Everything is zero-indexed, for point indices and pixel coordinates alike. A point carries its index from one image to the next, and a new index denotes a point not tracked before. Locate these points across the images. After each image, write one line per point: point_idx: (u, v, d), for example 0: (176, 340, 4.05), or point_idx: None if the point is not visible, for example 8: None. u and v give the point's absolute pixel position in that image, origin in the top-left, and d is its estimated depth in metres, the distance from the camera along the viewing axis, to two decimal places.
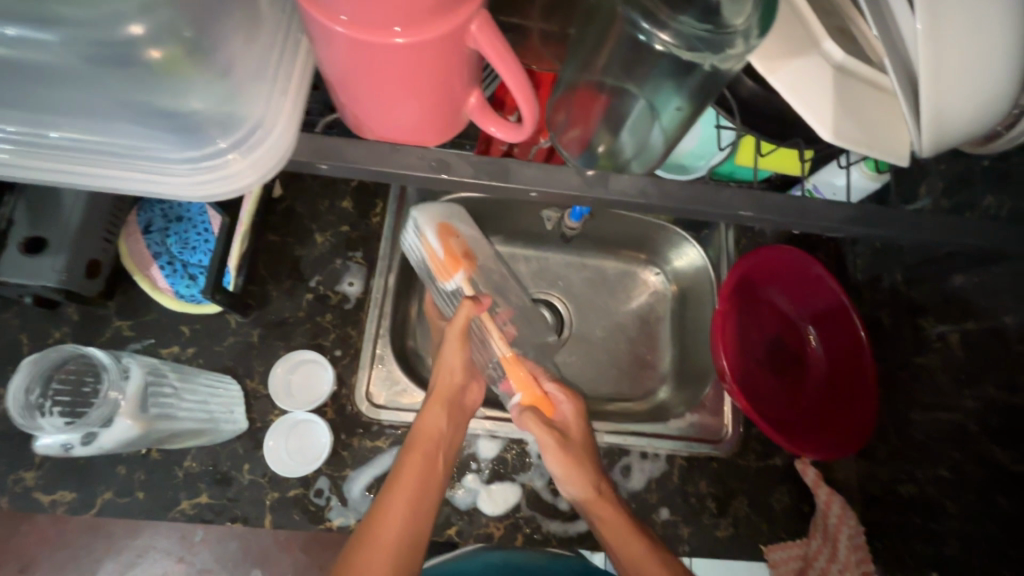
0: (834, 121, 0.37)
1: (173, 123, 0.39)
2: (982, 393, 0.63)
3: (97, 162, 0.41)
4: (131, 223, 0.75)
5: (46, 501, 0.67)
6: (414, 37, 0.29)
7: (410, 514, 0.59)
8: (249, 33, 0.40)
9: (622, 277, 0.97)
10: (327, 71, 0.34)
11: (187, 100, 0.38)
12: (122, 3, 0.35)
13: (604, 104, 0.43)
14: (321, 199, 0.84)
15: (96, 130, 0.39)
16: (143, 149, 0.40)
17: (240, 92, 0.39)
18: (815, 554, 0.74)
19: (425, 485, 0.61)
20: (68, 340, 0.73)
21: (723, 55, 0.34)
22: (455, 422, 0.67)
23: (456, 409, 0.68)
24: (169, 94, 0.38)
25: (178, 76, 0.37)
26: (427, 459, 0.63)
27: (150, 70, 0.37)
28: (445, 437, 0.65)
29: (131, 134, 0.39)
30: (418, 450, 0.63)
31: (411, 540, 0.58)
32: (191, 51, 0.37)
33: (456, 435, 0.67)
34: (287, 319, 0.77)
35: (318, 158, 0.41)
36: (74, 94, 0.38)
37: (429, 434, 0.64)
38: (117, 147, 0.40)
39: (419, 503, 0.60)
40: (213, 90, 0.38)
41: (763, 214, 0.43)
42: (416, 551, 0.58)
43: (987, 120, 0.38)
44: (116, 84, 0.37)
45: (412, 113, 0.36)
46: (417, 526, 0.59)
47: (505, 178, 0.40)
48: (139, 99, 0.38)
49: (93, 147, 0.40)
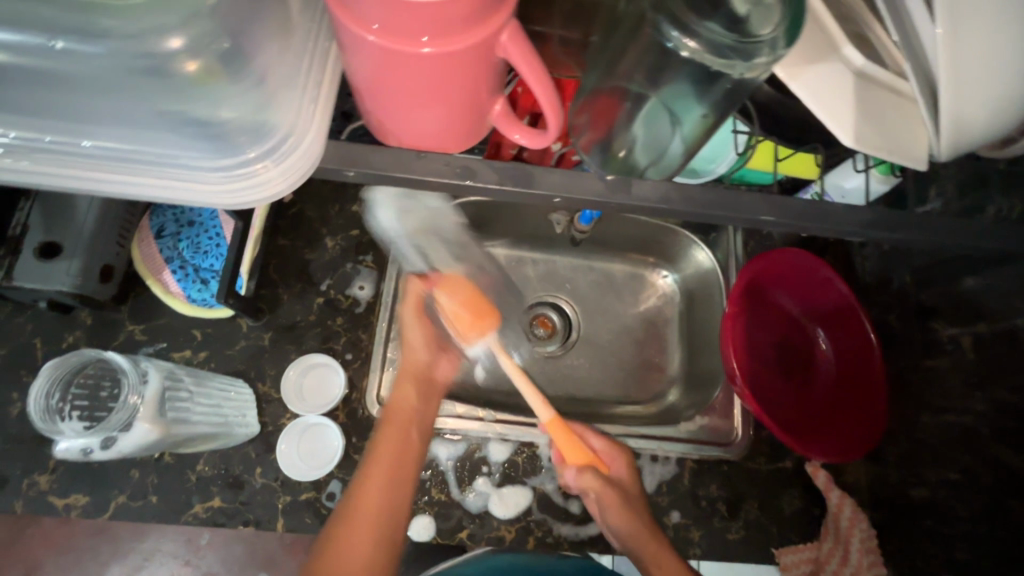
0: (856, 127, 0.38)
1: (205, 131, 0.39)
2: (994, 396, 0.63)
3: (127, 170, 0.41)
4: (144, 228, 0.75)
5: (60, 505, 0.67)
6: (443, 46, 0.30)
7: (390, 490, 0.57)
8: (281, 42, 0.40)
9: (630, 280, 0.97)
10: (355, 79, 0.35)
11: (219, 110, 0.38)
12: (164, 15, 0.35)
13: (626, 110, 0.43)
14: (331, 204, 0.84)
15: (130, 140, 0.40)
16: (175, 158, 0.40)
17: (272, 101, 0.40)
18: (827, 558, 0.74)
19: (401, 461, 0.58)
20: (82, 343, 0.73)
21: (751, 63, 0.34)
22: (428, 396, 0.64)
23: (429, 384, 0.65)
24: (204, 104, 0.38)
25: (212, 86, 0.38)
26: (402, 436, 0.60)
27: (185, 81, 0.37)
28: (421, 413, 0.62)
29: (164, 143, 0.40)
30: (391, 425, 0.60)
31: (392, 512, 0.56)
32: (225, 62, 0.37)
33: (431, 410, 0.64)
34: (299, 323, 0.78)
35: (345, 164, 0.41)
36: (110, 104, 0.38)
37: (404, 411, 0.61)
38: (149, 156, 0.40)
39: (396, 479, 0.57)
40: (247, 100, 0.39)
41: (783, 218, 0.44)
42: (397, 528, 0.56)
43: (1005, 125, 0.38)
44: (154, 94, 0.37)
45: (438, 120, 0.37)
46: (395, 503, 0.57)
47: (529, 185, 0.41)
48: (176, 109, 0.38)
49: (124, 156, 0.40)
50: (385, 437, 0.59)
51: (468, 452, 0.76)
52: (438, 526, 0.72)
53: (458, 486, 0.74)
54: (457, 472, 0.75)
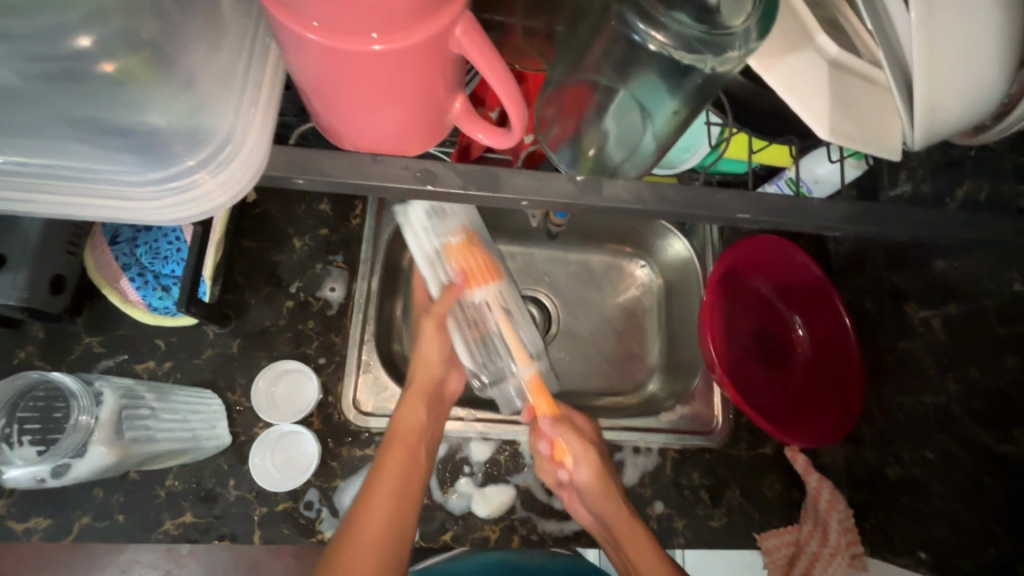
0: (828, 120, 0.36)
1: (132, 140, 0.36)
2: (964, 375, 0.64)
3: (49, 187, 0.37)
4: (97, 234, 0.71)
5: (19, 530, 0.64)
6: (394, 44, 0.28)
7: (393, 510, 0.59)
8: (212, 40, 0.38)
9: (608, 271, 0.96)
10: (300, 78, 0.32)
11: (148, 115, 0.36)
12: (64, 13, 0.34)
13: (595, 103, 0.42)
14: (297, 203, 0.81)
15: (44, 151, 0.36)
16: (100, 170, 0.37)
17: (205, 104, 0.37)
18: (807, 539, 0.75)
19: (407, 478, 0.61)
20: (34, 359, 0.70)
21: (722, 58, 0.33)
22: (434, 412, 0.68)
23: (435, 399, 0.68)
24: (129, 109, 0.36)
25: (136, 87, 0.36)
26: (410, 450, 0.63)
27: (105, 83, 0.35)
28: (427, 429, 0.66)
29: (86, 154, 0.37)
30: (399, 443, 0.63)
31: (398, 516, 0.59)
32: (150, 60, 0.36)
33: (437, 425, 0.67)
34: (268, 328, 0.75)
35: (293, 172, 0.38)
36: (19, 114, 0.35)
37: (411, 426, 0.64)
38: (70, 169, 0.37)
39: (404, 490, 0.60)
40: (177, 103, 0.37)
41: (760, 215, 0.43)
42: (403, 540, 0.59)
43: (977, 112, 0.38)
44: (66, 101, 0.35)
45: (393, 121, 0.35)
46: (406, 503, 0.60)
47: (494, 187, 0.39)
48: (94, 115, 0.35)
49: (43, 172, 0.37)
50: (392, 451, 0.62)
51: (449, 453, 0.75)
52: (421, 530, 0.71)
53: (440, 488, 0.73)
54: (440, 473, 0.73)
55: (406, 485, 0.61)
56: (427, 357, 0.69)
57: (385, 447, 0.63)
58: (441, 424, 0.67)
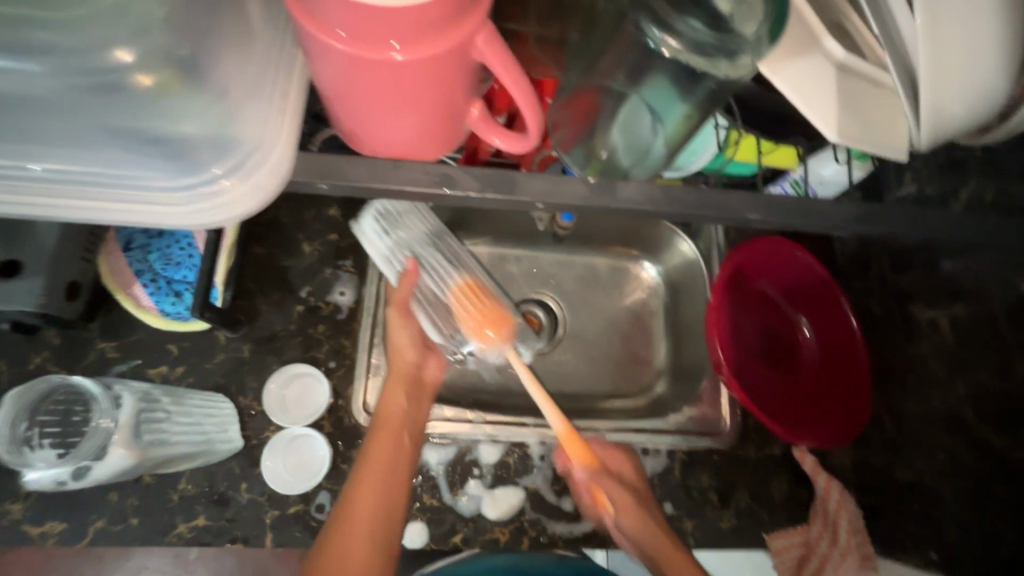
0: (838, 123, 0.37)
1: (163, 149, 0.38)
2: (973, 376, 0.64)
3: (84, 192, 0.39)
4: (111, 241, 0.72)
5: (35, 533, 0.65)
6: (417, 54, 0.29)
7: (380, 501, 0.57)
8: (242, 52, 0.39)
9: (614, 274, 0.96)
10: (324, 87, 0.33)
11: (179, 125, 0.37)
12: (109, 27, 0.35)
13: (608, 109, 0.42)
14: (307, 209, 0.82)
15: (83, 160, 0.38)
16: (134, 176, 0.39)
17: (233, 114, 0.39)
18: (817, 540, 0.74)
19: (393, 465, 0.60)
20: (49, 364, 0.71)
21: (737, 63, 0.33)
22: (417, 399, 0.66)
23: (418, 387, 0.67)
24: (161, 120, 0.37)
25: (167, 99, 0.36)
26: (395, 437, 0.62)
27: (137, 95, 0.36)
28: (411, 415, 0.64)
29: (121, 161, 0.38)
30: (383, 431, 0.62)
31: (387, 509, 0.57)
32: (181, 73, 0.36)
33: (421, 411, 0.66)
34: (279, 333, 0.76)
35: (318, 176, 0.40)
36: (62, 124, 0.37)
37: (394, 414, 0.63)
38: (104, 175, 0.39)
39: (389, 480, 0.59)
40: (207, 113, 0.38)
41: (768, 216, 0.43)
42: (394, 526, 0.58)
43: (982, 115, 0.39)
44: (102, 110, 0.36)
45: (413, 128, 0.36)
46: (394, 494, 0.59)
47: (509, 191, 0.40)
48: (129, 125, 0.37)
49: (79, 177, 0.39)
50: (376, 443, 0.61)
51: (458, 455, 0.75)
52: (431, 532, 0.71)
53: (449, 491, 0.73)
54: (449, 476, 0.74)
55: (391, 474, 0.59)
56: (402, 343, 0.67)
57: (370, 435, 0.61)
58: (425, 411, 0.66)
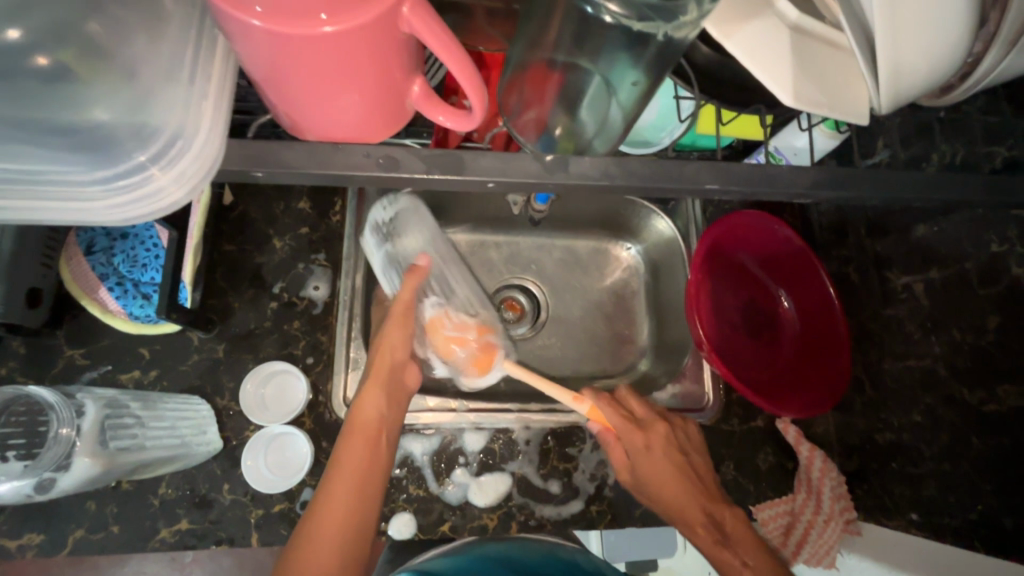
0: (789, 85, 0.37)
1: (77, 138, 0.36)
2: (947, 338, 0.64)
3: None
4: (72, 245, 0.69)
5: (13, 547, 0.63)
6: (345, 26, 0.28)
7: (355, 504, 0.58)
8: (153, 32, 0.38)
9: (594, 256, 0.96)
10: (251, 70, 0.32)
11: (92, 111, 0.36)
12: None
13: (557, 80, 0.42)
14: (276, 203, 0.80)
15: None
16: (45, 171, 0.36)
17: (149, 99, 0.37)
18: (801, 508, 0.75)
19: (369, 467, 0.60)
20: (16, 374, 0.69)
21: (677, 24, 0.33)
22: (394, 396, 0.66)
23: (394, 386, 0.67)
24: (72, 109, 0.36)
25: (71, 82, 0.36)
26: (369, 440, 0.62)
27: (40, 79, 0.36)
28: (386, 416, 0.64)
29: (28, 156, 0.36)
30: (359, 433, 0.62)
31: (359, 514, 0.58)
32: (89, 55, 0.37)
33: (397, 412, 0.65)
34: (254, 331, 0.74)
35: (251, 165, 0.39)
36: None
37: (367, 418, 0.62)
38: (13, 171, 0.36)
39: (362, 485, 0.59)
40: (119, 98, 0.37)
41: (728, 186, 0.43)
42: (363, 534, 0.58)
43: (942, 72, 0.38)
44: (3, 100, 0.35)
45: (352, 108, 0.35)
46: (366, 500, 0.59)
47: (459, 170, 0.39)
48: (35, 115, 0.35)
49: None
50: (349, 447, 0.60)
51: (443, 445, 0.75)
52: (419, 522, 0.71)
53: (436, 480, 0.73)
54: (435, 466, 0.73)
55: (367, 478, 0.59)
56: (391, 342, 0.67)
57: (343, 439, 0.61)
58: (401, 410, 0.65)
